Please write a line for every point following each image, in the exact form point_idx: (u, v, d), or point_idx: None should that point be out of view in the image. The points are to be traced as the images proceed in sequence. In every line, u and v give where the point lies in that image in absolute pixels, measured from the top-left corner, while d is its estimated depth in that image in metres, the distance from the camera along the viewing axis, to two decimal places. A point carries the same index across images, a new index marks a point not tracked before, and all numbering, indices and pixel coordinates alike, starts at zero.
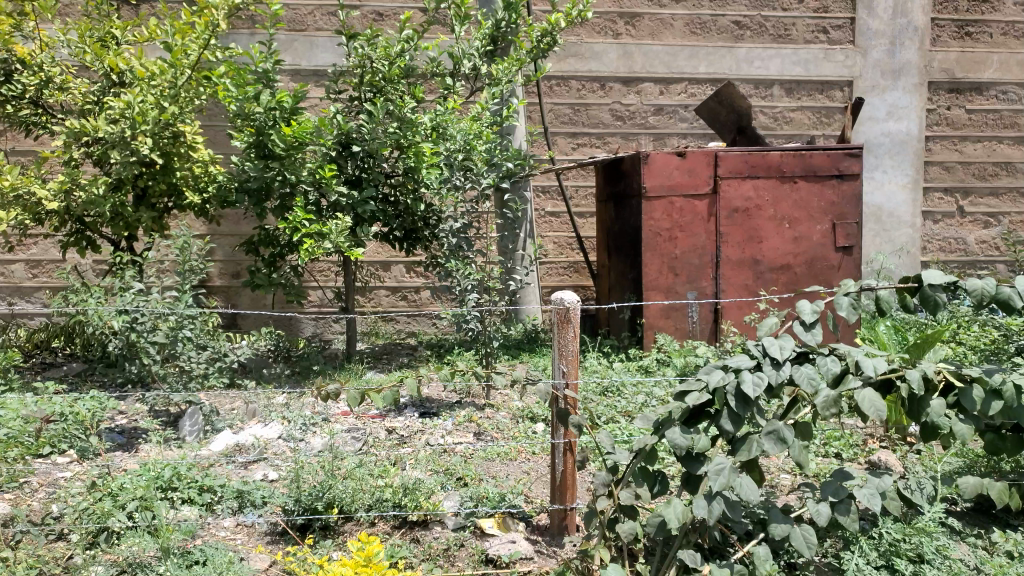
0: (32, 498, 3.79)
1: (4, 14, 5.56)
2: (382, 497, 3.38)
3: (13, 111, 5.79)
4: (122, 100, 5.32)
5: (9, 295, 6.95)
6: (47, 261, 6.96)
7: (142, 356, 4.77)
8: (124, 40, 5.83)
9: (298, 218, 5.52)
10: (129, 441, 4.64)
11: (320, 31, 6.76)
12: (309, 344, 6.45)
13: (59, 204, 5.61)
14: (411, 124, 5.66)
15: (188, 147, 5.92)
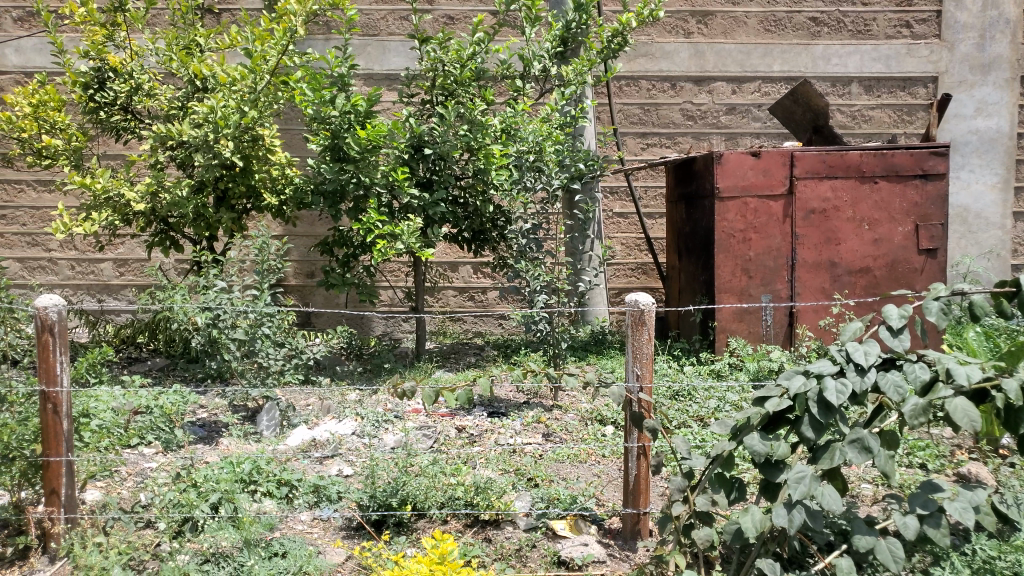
0: (122, 486, 3.98)
1: (98, 24, 5.85)
2: (453, 496, 3.43)
3: (104, 117, 6.09)
4: (206, 105, 5.50)
5: (98, 293, 7.30)
6: (133, 261, 7.28)
7: (223, 352, 4.95)
8: (208, 47, 6.05)
9: (372, 220, 5.63)
10: (210, 434, 4.82)
11: (393, 36, 6.88)
12: (379, 343, 6.58)
13: (146, 206, 5.86)
14: (480, 127, 5.69)
15: (267, 150, 6.10)
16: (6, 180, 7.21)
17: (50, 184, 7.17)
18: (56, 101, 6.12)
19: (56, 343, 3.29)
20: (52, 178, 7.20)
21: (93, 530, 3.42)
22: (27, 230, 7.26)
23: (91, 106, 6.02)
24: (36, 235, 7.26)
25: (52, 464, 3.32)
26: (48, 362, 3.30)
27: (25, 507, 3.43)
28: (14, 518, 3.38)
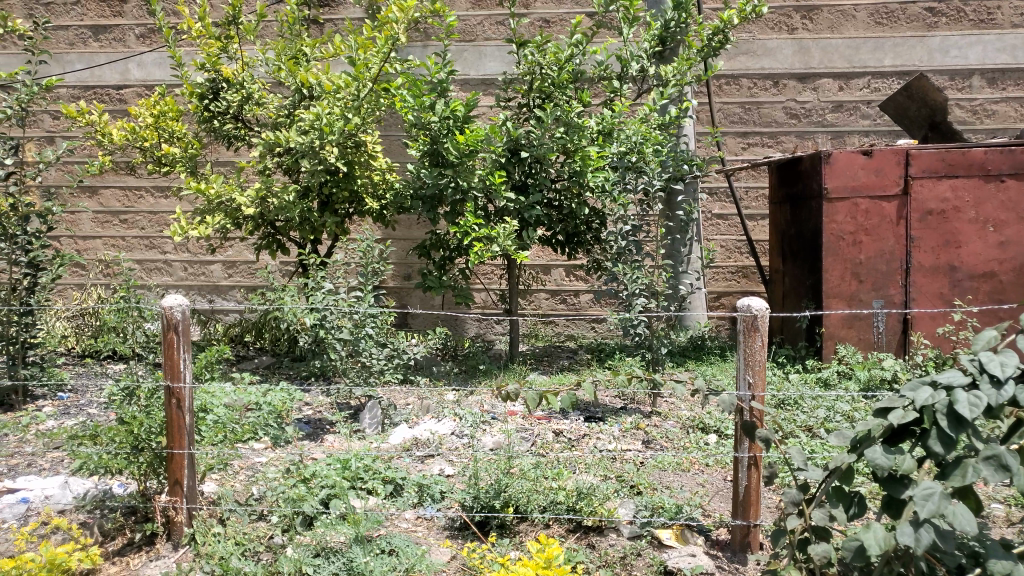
0: (235, 479, 4.16)
1: (213, 38, 6.14)
2: (555, 500, 3.43)
3: (218, 126, 6.37)
4: (313, 112, 5.69)
5: (209, 293, 7.67)
6: (241, 263, 7.60)
7: (330, 351, 5.11)
8: (313, 56, 6.24)
9: (469, 223, 5.68)
10: (316, 431, 4.99)
11: (490, 41, 6.95)
12: (474, 344, 6.64)
13: (256, 210, 6.11)
14: (577, 129, 5.66)
15: (369, 156, 6.26)
16: (127, 187, 7.68)
17: (166, 190, 7.59)
18: (174, 112, 6.48)
19: (180, 341, 3.47)
20: (168, 185, 7.62)
21: (212, 520, 3.59)
22: (145, 234, 7.71)
23: (206, 116, 6.33)
24: (153, 238, 7.71)
25: (176, 456, 3.50)
26: (173, 359, 3.48)
27: (153, 496, 3.64)
28: (142, 506, 3.59)
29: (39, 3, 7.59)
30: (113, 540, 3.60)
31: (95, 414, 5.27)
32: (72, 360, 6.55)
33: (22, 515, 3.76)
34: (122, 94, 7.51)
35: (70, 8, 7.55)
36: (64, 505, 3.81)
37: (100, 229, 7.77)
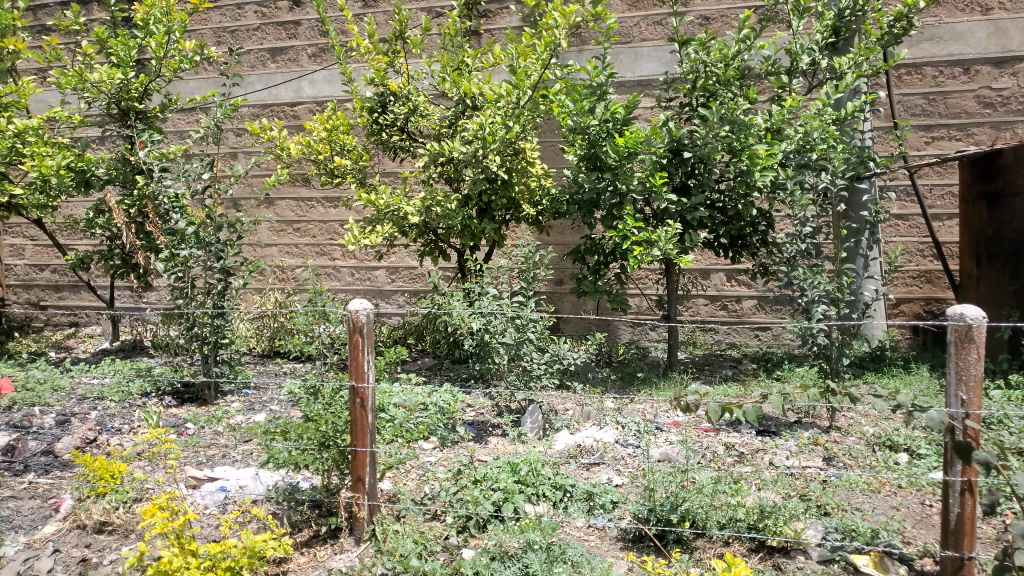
0: (408, 477, 4.33)
1: (381, 53, 6.42)
2: (735, 517, 3.30)
3: (386, 138, 6.64)
4: (476, 121, 5.78)
5: (374, 297, 8.03)
6: (404, 268, 7.91)
7: (493, 356, 5.18)
8: (474, 66, 6.34)
9: (628, 227, 5.55)
10: (481, 432, 5.09)
11: (647, 42, 6.82)
12: (629, 350, 6.53)
13: (421, 219, 6.31)
14: (743, 126, 5.37)
15: (527, 163, 6.29)
16: (300, 198, 8.19)
17: (336, 201, 8.03)
18: (345, 126, 6.83)
19: (365, 343, 3.62)
20: (337, 195, 8.05)
21: (392, 518, 3.73)
22: (316, 242, 8.18)
23: (375, 129, 6.62)
24: (323, 245, 8.16)
25: (359, 454, 3.65)
26: (358, 360, 3.65)
27: (337, 492, 3.84)
28: (328, 500, 3.80)
29: (226, 30, 8.27)
30: (301, 531, 3.82)
31: (278, 410, 5.66)
32: (255, 359, 7.06)
33: (222, 503, 4.08)
34: (296, 110, 8.01)
35: (252, 33, 8.17)
36: (258, 496, 4.11)
37: (276, 237, 8.33)
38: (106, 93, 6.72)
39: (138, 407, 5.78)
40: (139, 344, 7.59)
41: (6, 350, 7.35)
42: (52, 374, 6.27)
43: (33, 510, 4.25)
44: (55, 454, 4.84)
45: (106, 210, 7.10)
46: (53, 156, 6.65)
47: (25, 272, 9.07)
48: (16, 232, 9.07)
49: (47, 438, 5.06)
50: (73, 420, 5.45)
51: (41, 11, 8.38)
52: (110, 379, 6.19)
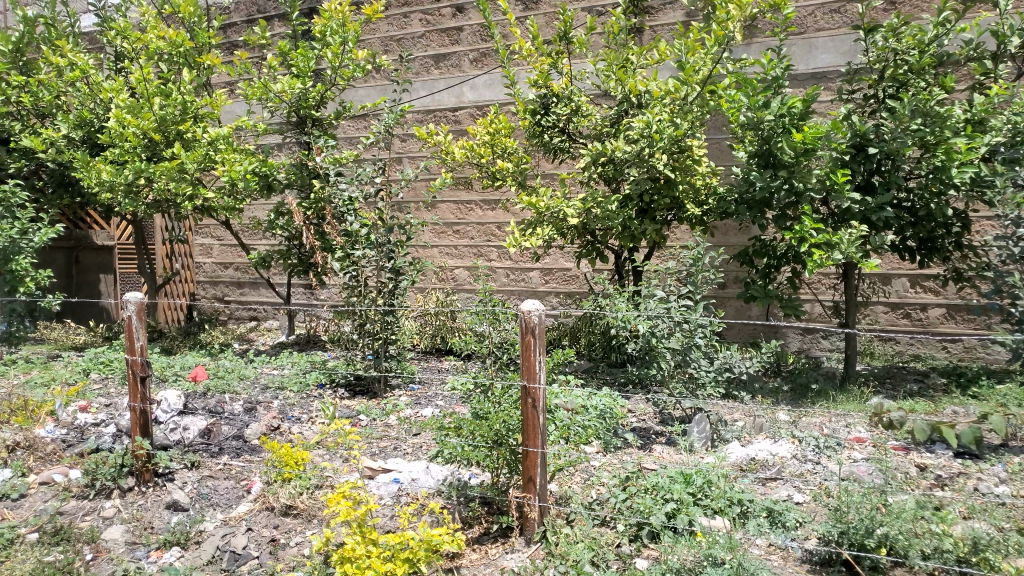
0: (573, 481, 4.31)
1: (545, 54, 6.44)
2: (943, 547, 3.00)
3: (548, 139, 6.62)
4: (643, 120, 5.66)
5: (529, 298, 8.09)
6: (558, 270, 7.89)
7: (659, 361, 5.08)
8: (639, 63, 6.21)
9: (806, 228, 5.22)
10: (644, 439, 4.98)
11: (822, 32, 6.44)
12: (800, 360, 6.17)
13: (581, 221, 6.25)
14: (939, 118, 4.95)
15: (694, 161, 6.08)
16: (460, 201, 8.38)
17: (495, 203, 8.15)
18: (507, 128, 6.91)
19: (537, 343, 3.64)
20: (496, 198, 8.17)
21: (562, 522, 3.72)
22: (475, 244, 8.34)
23: (536, 130, 6.61)
24: (481, 247, 8.32)
25: (530, 454, 3.69)
26: (530, 360, 3.67)
27: (506, 490, 3.91)
28: (498, 498, 3.88)
29: (393, 39, 8.63)
30: (472, 528, 3.92)
31: (443, 406, 5.83)
32: (418, 356, 7.33)
33: (396, 494, 4.26)
34: (457, 115, 8.22)
35: (417, 40, 8.46)
36: (430, 490, 4.26)
37: (437, 239, 8.57)
38: (287, 102, 7.19)
39: (315, 398, 6.14)
40: (313, 338, 8.09)
41: (199, 340, 8.04)
42: (239, 364, 6.80)
43: (228, 490, 4.61)
44: (245, 439, 5.23)
45: (286, 212, 7.60)
46: (241, 162, 7.17)
47: (213, 270, 9.88)
48: (206, 233, 9.91)
49: (237, 423, 5.46)
50: (259, 407, 5.87)
51: (231, 29, 9.13)
52: (290, 370, 6.62)
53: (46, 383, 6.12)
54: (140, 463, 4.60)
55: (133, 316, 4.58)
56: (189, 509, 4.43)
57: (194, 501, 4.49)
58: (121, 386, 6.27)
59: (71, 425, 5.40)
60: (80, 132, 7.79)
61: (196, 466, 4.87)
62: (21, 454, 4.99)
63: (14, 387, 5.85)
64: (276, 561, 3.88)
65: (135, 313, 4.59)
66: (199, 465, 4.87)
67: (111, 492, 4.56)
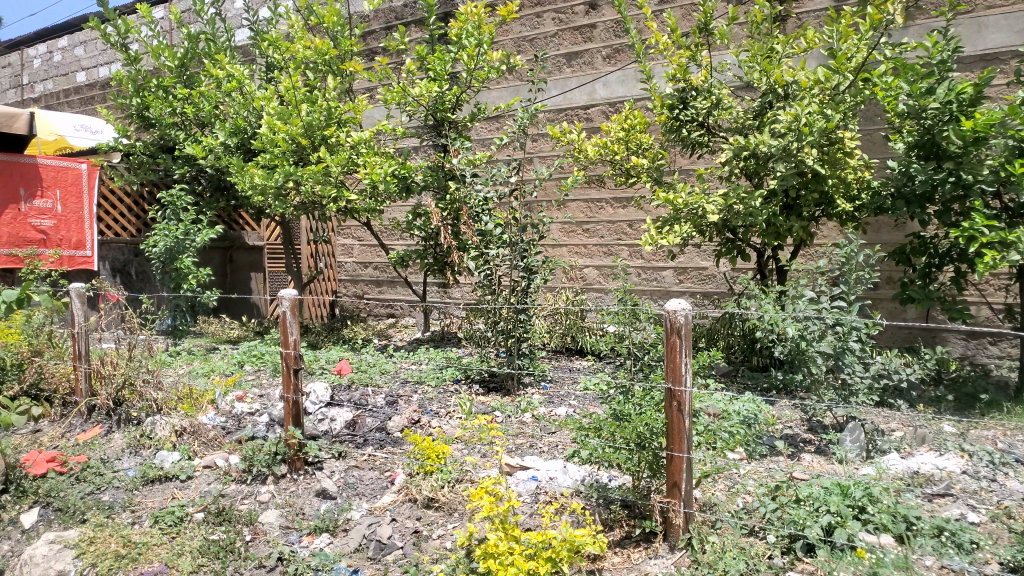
0: (717, 488, 4.16)
1: (683, 46, 6.26)
2: None
3: (686, 134, 6.43)
4: (791, 112, 5.38)
5: (662, 299, 7.92)
6: (692, 269, 7.68)
7: (810, 365, 4.81)
8: (785, 53, 5.92)
9: (977, 225, 4.78)
10: (791, 448, 4.74)
11: (993, 9, 5.92)
12: (965, 367, 5.68)
13: (721, 218, 6.02)
14: None
15: (845, 154, 5.74)
16: (590, 199, 8.31)
17: (626, 201, 8.02)
18: (643, 124, 6.79)
19: (683, 344, 3.55)
20: (628, 196, 8.04)
21: (707, 529, 3.60)
22: (605, 243, 8.25)
23: (674, 125, 6.44)
24: (611, 245, 8.21)
25: (675, 459, 3.61)
26: (675, 362, 3.58)
27: (648, 494, 3.83)
28: (640, 502, 3.80)
29: (525, 39, 8.69)
30: (613, 530, 3.87)
31: (577, 406, 5.80)
32: (548, 355, 7.34)
33: (534, 492, 4.28)
34: (589, 113, 8.17)
35: (549, 39, 8.47)
36: (569, 489, 4.25)
37: (566, 238, 8.55)
38: (425, 105, 7.38)
39: (451, 393, 6.27)
40: (446, 335, 8.28)
41: (342, 335, 8.41)
42: (379, 358, 7.05)
43: (373, 480, 4.79)
44: (387, 432, 5.42)
45: (423, 213, 7.82)
46: (381, 164, 7.43)
47: (353, 269, 10.33)
48: (347, 233, 10.36)
49: (380, 416, 5.67)
50: (400, 401, 6.07)
51: (371, 37, 9.50)
52: (427, 365, 6.81)
53: (207, 373, 6.57)
54: (293, 451, 4.85)
55: (287, 312, 4.83)
56: (337, 497, 4.62)
57: (341, 490, 4.69)
58: (273, 377, 6.66)
59: (229, 413, 5.75)
60: (235, 139, 8.33)
61: (343, 456, 5.09)
62: (187, 439, 5.36)
63: (181, 375, 6.33)
64: (420, 552, 3.97)
65: (289, 308, 4.84)
66: (346, 455, 5.09)
67: (266, 478, 4.82)
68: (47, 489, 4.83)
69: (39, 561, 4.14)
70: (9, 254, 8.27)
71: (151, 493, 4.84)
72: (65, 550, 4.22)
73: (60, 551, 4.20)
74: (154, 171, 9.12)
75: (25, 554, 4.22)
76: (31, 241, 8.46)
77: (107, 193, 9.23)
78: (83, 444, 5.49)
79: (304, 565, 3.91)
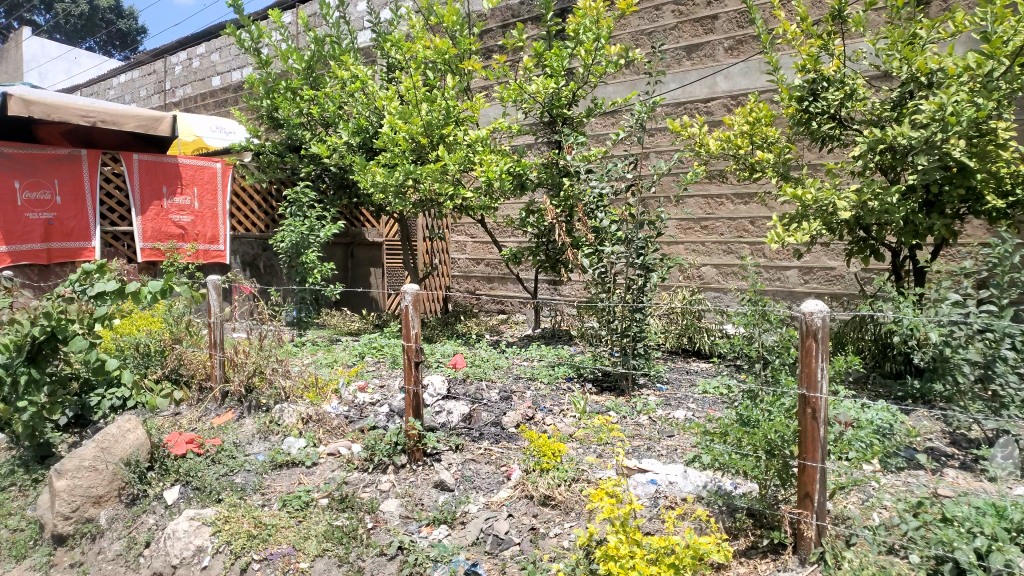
0: (850, 501, 3.94)
1: (814, 35, 5.96)
2: None
3: (815, 127, 6.12)
4: (935, 101, 5.01)
5: (785, 299, 7.61)
6: (819, 269, 7.35)
7: (955, 374, 4.48)
8: (930, 38, 5.53)
9: None
10: (933, 462, 4.43)
11: None
12: None
13: (855, 215, 5.68)
14: None
15: (997, 146, 5.30)
16: (709, 194, 8.08)
17: (748, 197, 7.74)
18: (769, 117, 6.54)
19: (819, 348, 3.36)
20: (749, 192, 7.75)
21: (842, 545, 3.40)
22: (724, 240, 7.99)
23: (803, 117, 6.14)
24: (731, 243, 7.94)
25: (808, 468, 3.43)
26: (811, 366, 3.40)
27: (775, 503, 3.65)
28: (767, 512, 3.63)
29: (644, 33, 8.54)
30: (738, 539, 3.73)
31: (696, 409, 5.65)
32: (664, 356, 7.21)
33: (653, 496, 4.17)
34: (709, 106, 7.94)
35: (669, 32, 8.29)
36: (689, 495, 4.12)
37: (683, 235, 8.35)
38: (541, 102, 7.37)
39: (565, 391, 6.24)
40: (556, 332, 8.27)
41: (456, 330, 8.55)
42: (493, 353, 7.12)
43: (489, 475, 4.82)
44: (503, 426, 5.45)
45: (537, 210, 7.82)
46: (497, 162, 7.47)
47: (467, 266, 10.52)
48: (461, 230, 10.56)
49: (496, 411, 5.72)
50: (514, 396, 6.09)
51: (488, 35, 9.62)
52: (539, 362, 6.81)
53: (331, 363, 6.83)
54: (412, 442, 4.94)
55: (409, 306, 4.92)
56: (455, 489, 4.67)
57: (459, 483, 4.73)
58: (392, 369, 6.86)
59: (352, 403, 5.96)
60: (358, 139, 8.60)
61: (460, 449, 5.15)
62: (313, 426, 5.59)
63: (307, 365, 6.61)
64: (538, 549, 3.96)
65: (411, 303, 4.94)
66: (463, 448, 5.15)
67: (386, 467, 4.94)
68: (187, 468, 5.13)
69: (181, 535, 4.42)
70: (152, 247, 8.87)
71: (280, 477, 5.05)
72: (203, 526, 4.48)
73: (199, 528, 4.47)
74: (282, 169, 9.55)
75: (169, 529, 4.50)
76: (172, 236, 9.06)
77: (240, 190, 9.75)
78: (218, 427, 5.79)
79: (424, 556, 3.97)
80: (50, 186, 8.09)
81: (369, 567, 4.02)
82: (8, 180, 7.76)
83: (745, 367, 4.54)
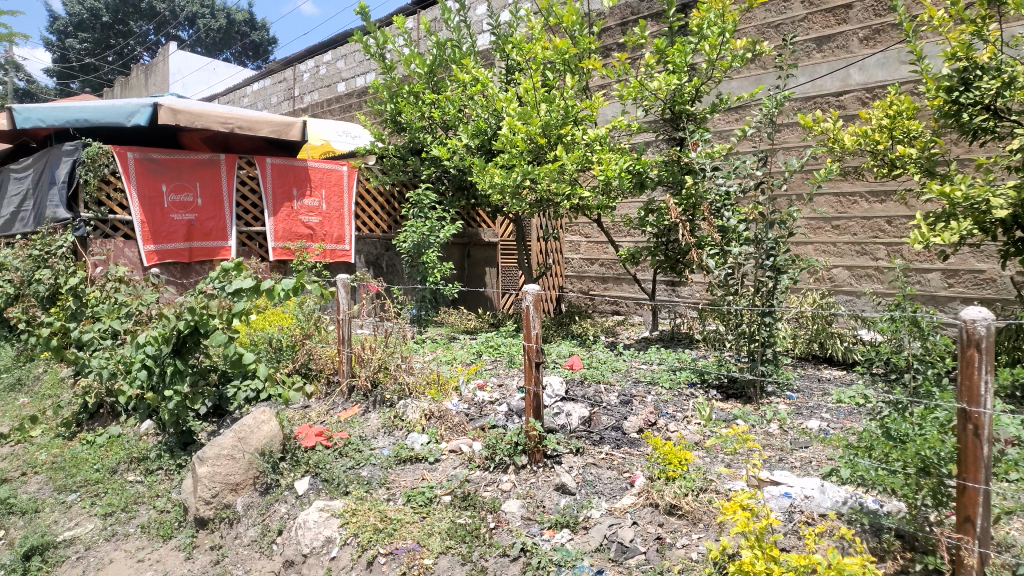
0: (1014, 526, 3.60)
1: (967, 19, 5.48)
2: None
3: (966, 120, 5.63)
4: None
5: (927, 304, 7.10)
6: (966, 271, 6.83)
7: None
8: None
9: None
10: None
11: None
12: None
13: (1012, 214, 5.19)
14: None
15: None
16: (842, 192, 7.64)
17: (884, 195, 7.28)
18: (911, 109, 6.10)
19: (982, 359, 3.06)
20: (887, 189, 7.28)
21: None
22: (858, 240, 7.55)
23: (951, 109, 5.67)
24: (866, 244, 7.48)
25: (969, 489, 3.14)
26: (972, 378, 3.11)
27: (927, 525, 3.36)
28: (919, 535, 3.34)
29: (771, 25, 8.18)
30: (885, 562, 3.48)
31: (830, 420, 5.36)
32: (792, 362, 6.88)
33: (788, 510, 3.96)
34: (842, 100, 7.53)
35: (798, 24, 7.91)
36: (828, 511, 3.88)
37: (813, 235, 7.95)
38: (662, 100, 7.18)
39: (688, 396, 6.04)
40: (676, 334, 8.06)
41: (572, 331, 8.49)
42: (611, 355, 7.02)
43: (612, 480, 4.72)
44: (624, 431, 5.35)
45: (656, 210, 7.64)
46: (616, 161, 7.35)
47: (580, 266, 10.46)
48: (575, 230, 10.49)
49: (616, 414, 5.63)
50: (635, 401, 5.96)
51: (608, 34, 9.50)
52: (659, 366, 6.65)
53: (451, 361, 6.94)
54: (533, 443, 4.89)
55: (530, 307, 4.89)
56: (577, 493, 4.60)
57: (580, 487, 4.66)
58: (509, 368, 6.89)
59: (472, 402, 6.03)
60: (477, 140, 8.69)
61: (581, 453, 5.09)
62: (435, 423, 5.69)
63: (429, 362, 6.73)
64: (665, 559, 3.83)
65: (532, 303, 4.89)
66: (583, 452, 5.08)
67: (507, 467, 4.92)
68: (317, 460, 5.32)
69: (312, 526, 4.59)
70: (283, 247, 9.30)
71: (404, 472, 5.15)
72: (332, 518, 4.63)
73: (329, 519, 4.62)
74: (403, 171, 9.78)
75: (300, 519, 4.68)
76: (301, 236, 9.46)
77: (364, 192, 10.07)
78: (345, 421, 5.99)
79: (548, 559, 3.93)
80: (193, 189, 8.62)
81: (491, 567, 4.01)
82: (157, 183, 8.34)
83: (890, 376, 4.24)
